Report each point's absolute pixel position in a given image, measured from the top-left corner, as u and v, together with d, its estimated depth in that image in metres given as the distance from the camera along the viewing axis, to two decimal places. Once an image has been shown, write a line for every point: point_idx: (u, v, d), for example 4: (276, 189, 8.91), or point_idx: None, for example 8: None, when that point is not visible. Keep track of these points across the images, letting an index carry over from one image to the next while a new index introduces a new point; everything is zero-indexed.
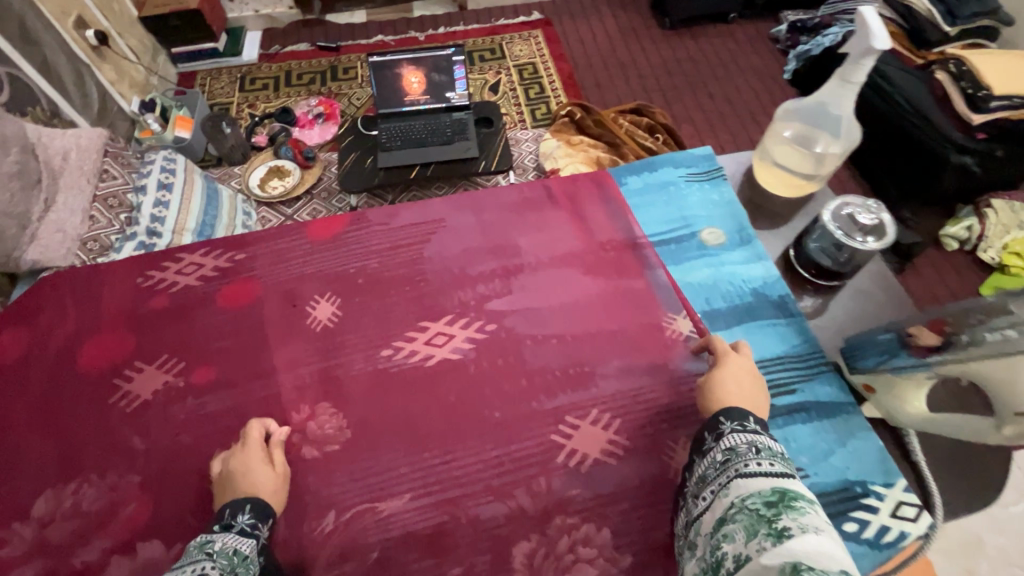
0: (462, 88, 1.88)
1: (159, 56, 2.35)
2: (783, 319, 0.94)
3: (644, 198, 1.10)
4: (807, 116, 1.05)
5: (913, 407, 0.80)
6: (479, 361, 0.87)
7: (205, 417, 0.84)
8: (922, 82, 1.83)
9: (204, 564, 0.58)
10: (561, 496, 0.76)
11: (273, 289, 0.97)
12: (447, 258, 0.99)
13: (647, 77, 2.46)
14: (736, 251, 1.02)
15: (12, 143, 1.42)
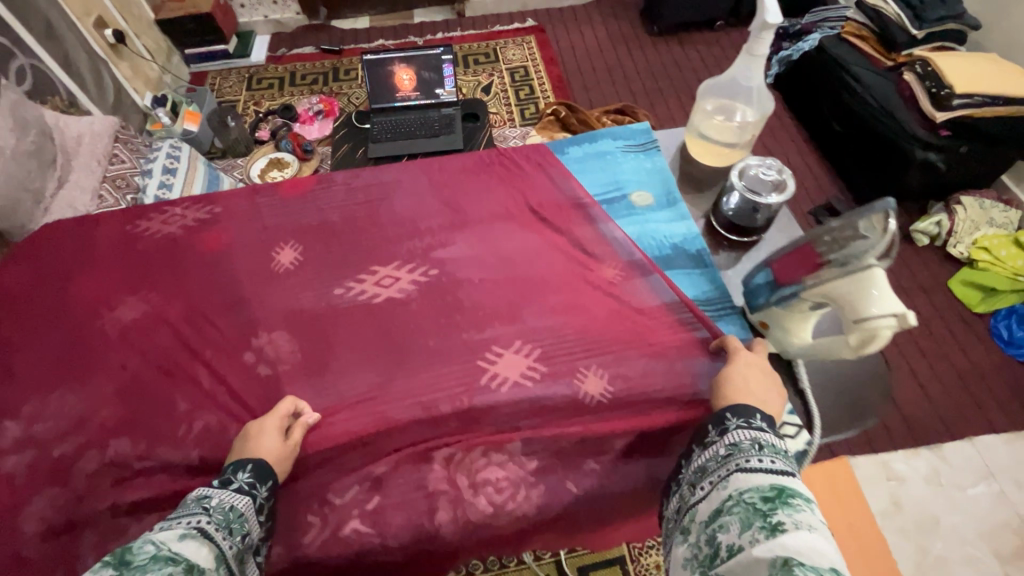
0: (451, 86, 2.00)
1: (173, 57, 2.51)
2: (697, 269, 0.98)
3: (580, 166, 1.14)
4: (726, 89, 1.07)
5: (797, 339, 0.82)
6: (419, 299, 0.94)
7: (171, 343, 0.92)
8: (891, 82, 1.91)
9: (199, 518, 0.62)
10: (480, 411, 0.83)
11: (239, 234, 1.05)
12: (403, 214, 1.07)
13: (633, 80, 2.56)
14: (661, 212, 1.05)
15: (32, 125, 1.55)
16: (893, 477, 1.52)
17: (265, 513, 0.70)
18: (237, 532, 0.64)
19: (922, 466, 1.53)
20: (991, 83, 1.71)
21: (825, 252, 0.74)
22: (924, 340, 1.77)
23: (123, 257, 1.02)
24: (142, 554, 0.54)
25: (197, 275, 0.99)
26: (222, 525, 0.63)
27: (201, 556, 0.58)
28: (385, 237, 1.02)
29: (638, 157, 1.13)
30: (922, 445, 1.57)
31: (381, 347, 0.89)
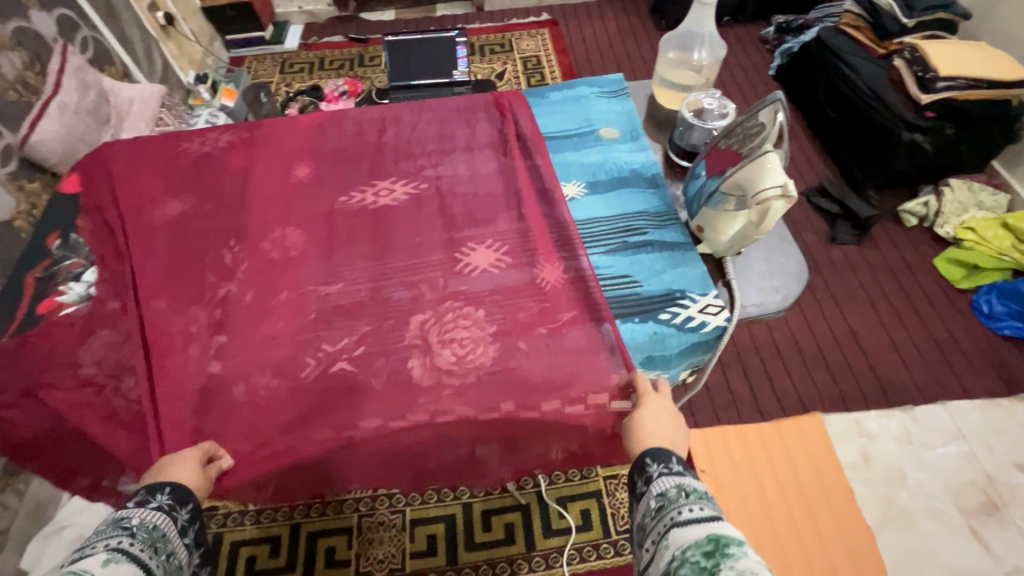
0: (464, 66, 2.16)
1: (214, 42, 2.74)
2: (650, 188, 0.96)
3: (553, 108, 1.10)
4: (681, 41, 1.16)
5: (728, 232, 0.84)
6: (407, 198, 0.97)
7: (160, 224, 0.95)
8: (882, 69, 1.99)
9: (122, 540, 0.59)
10: (453, 288, 0.85)
11: (237, 137, 1.08)
12: (399, 128, 1.10)
13: (640, 71, 2.69)
14: (627, 143, 1.02)
15: (92, 88, 1.77)
16: (864, 433, 1.59)
17: (187, 534, 0.67)
18: (162, 551, 0.62)
19: (893, 426, 1.60)
20: (975, 67, 1.80)
21: (738, 145, 0.82)
22: (909, 314, 1.82)
23: (131, 144, 1.06)
24: None
25: (205, 165, 1.03)
26: (147, 545, 0.60)
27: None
28: (383, 144, 1.06)
29: (608, 99, 1.10)
30: (896, 407, 1.64)
31: (365, 234, 0.92)
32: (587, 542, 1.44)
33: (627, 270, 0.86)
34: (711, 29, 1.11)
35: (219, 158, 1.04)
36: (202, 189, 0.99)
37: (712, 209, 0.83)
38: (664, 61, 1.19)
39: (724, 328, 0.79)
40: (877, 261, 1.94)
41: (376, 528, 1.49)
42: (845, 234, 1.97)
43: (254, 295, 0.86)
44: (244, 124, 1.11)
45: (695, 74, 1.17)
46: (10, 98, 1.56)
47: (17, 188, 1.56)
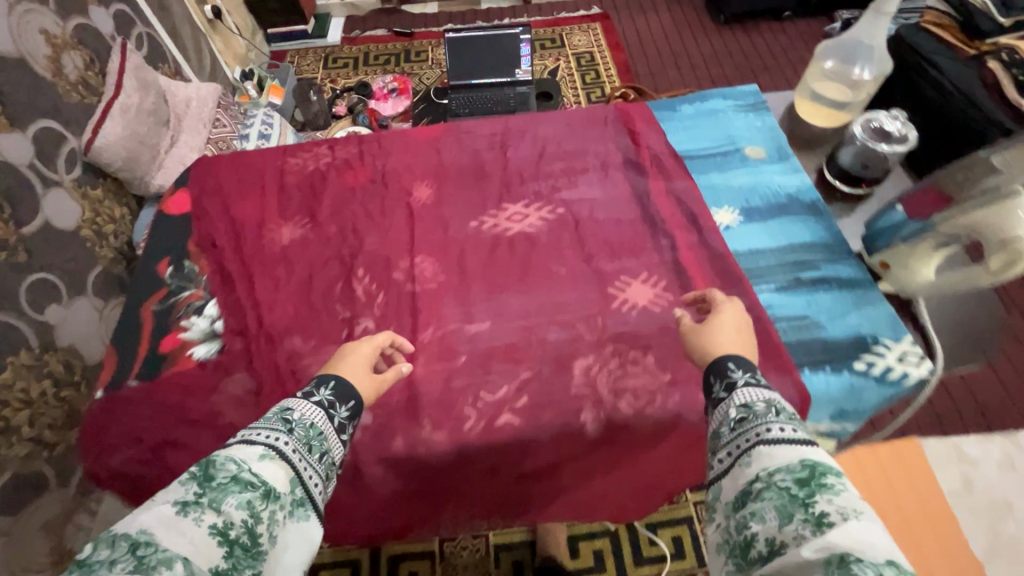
0: (527, 65, 2.06)
1: (256, 35, 2.65)
2: (813, 216, 1.08)
3: (694, 123, 1.26)
4: (843, 53, 1.29)
5: (922, 272, 1.00)
6: (547, 234, 1.09)
7: (327, 261, 1.09)
8: (972, 70, 1.89)
9: (279, 437, 0.68)
10: (614, 330, 0.96)
11: (382, 172, 1.22)
12: (524, 161, 1.21)
13: (699, 67, 2.58)
14: (775, 164, 1.16)
15: (151, 88, 1.69)
16: (966, 460, 1.53)
17: (341, 428, 0.77)
18: (315, 449, 0.71)
19: (994, 451, 1.54)
20: None
21: (953, 189, 0.96)
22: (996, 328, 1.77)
23: (301, 182, 1.22)
24: (223, 474, 0.61)
25: (320, 190, 1.20)
26: (301, 444, 0.70)
27: (278, 477, 0.65)
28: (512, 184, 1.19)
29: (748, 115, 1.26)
30: (998, 433, 1.57)
31: (515, 270, 1.05)
32: (682, 571, 1.38)
33: (813, 312, 0.97)
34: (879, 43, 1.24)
35: (330, 185, 1.21)
36: (318, 216, 1.16)
37: (908, 248, 1.00)
38: (822, 63, 1.31)
39: (928, 378, 0.87)
40: None
41: (459, 553, 1.43)
42: None
43: (433, 329, 0.99)
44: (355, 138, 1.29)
45: (848, 85, 1.29)
46: (73, 100, 1.48)
47: (82, 195, 1.49)
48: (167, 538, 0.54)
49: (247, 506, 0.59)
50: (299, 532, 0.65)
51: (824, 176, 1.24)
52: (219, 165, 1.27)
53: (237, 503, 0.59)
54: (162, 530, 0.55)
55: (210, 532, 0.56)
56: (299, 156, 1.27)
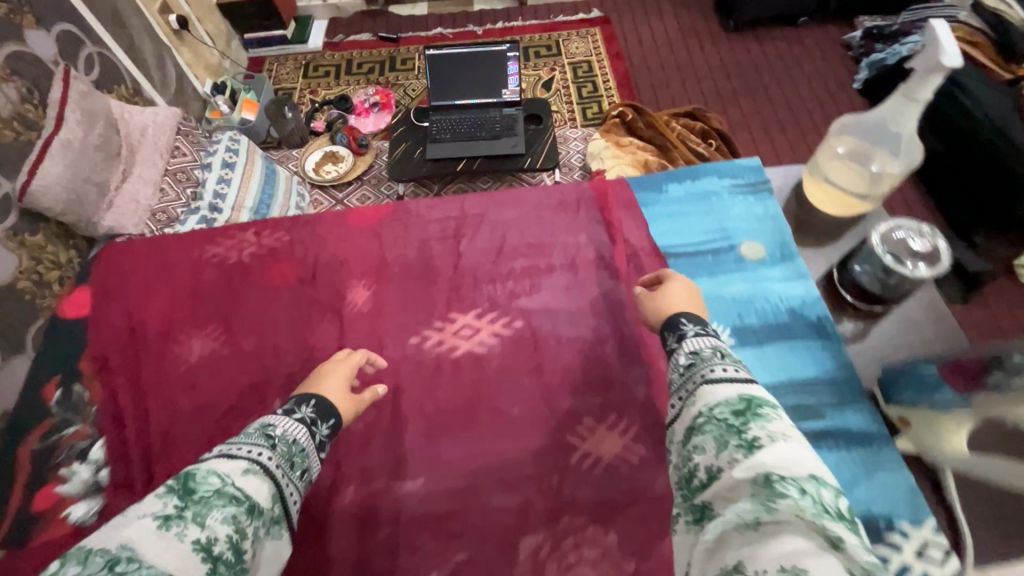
0: (515, 84, 1.88)
1: (232, 41, 2.49)
2: (817, 340, 1.04)
3: (685, 207, 1.23)
4: (863, 135, 1.14)
5: (952, 444, 0.91)
6: (498, 360, 1.04)
7: (229, 384, 1.05)
8: (1008, 96, 1.75)
9: (262, 454, 0.74)
10: (569, 499, 0.91)
11: (308, 273, 1.18)
12: (478, 261, 1.17)
13: (705, 80, 2.38)
14: (774, 268, 1.12)
15: (99, 116, 1.54)
16: None
17: (320, 444, 0.85)
18: (296, 466, 0.77)
19: None
20: None
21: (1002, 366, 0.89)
22: None
23: (218, 284, 1.18)
24: (205, 486, 0.64)
25: (235, 293, 1.16)
26: (284, 459, 0.75)
27: (261, 492, 0.68)
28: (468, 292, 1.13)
29: (748, 199, 1.22)
30: None
31: (466, 406, 1.00)
32: None
33: None
34: (911, 130, 1.07)
35: (246, 285, 1.17)
36: (232, 322, 1.12)
37: (938, 415, 0.93)
38: (841, 141, 1.17)
39: None
40: (987, 323, 1.70)
41: None
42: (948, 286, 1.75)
43: (376, 482, 0.95)
44: (285, 223, 1.25)
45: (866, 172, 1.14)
46: (6, 139, 1.36)
47: (18, 244, 1.37)
48: (153, 554, 0.55)
49: (233, 521, 0.63)
50: (271, 549, 0.69)
51: (835, 284, 1.17)
52: (136, 255, 1.23)
53: (221, 517, 0.62)
54: (144, 544, 0.56)
55: (193, 547, 0.58)
56: (217, 249, 1.23)
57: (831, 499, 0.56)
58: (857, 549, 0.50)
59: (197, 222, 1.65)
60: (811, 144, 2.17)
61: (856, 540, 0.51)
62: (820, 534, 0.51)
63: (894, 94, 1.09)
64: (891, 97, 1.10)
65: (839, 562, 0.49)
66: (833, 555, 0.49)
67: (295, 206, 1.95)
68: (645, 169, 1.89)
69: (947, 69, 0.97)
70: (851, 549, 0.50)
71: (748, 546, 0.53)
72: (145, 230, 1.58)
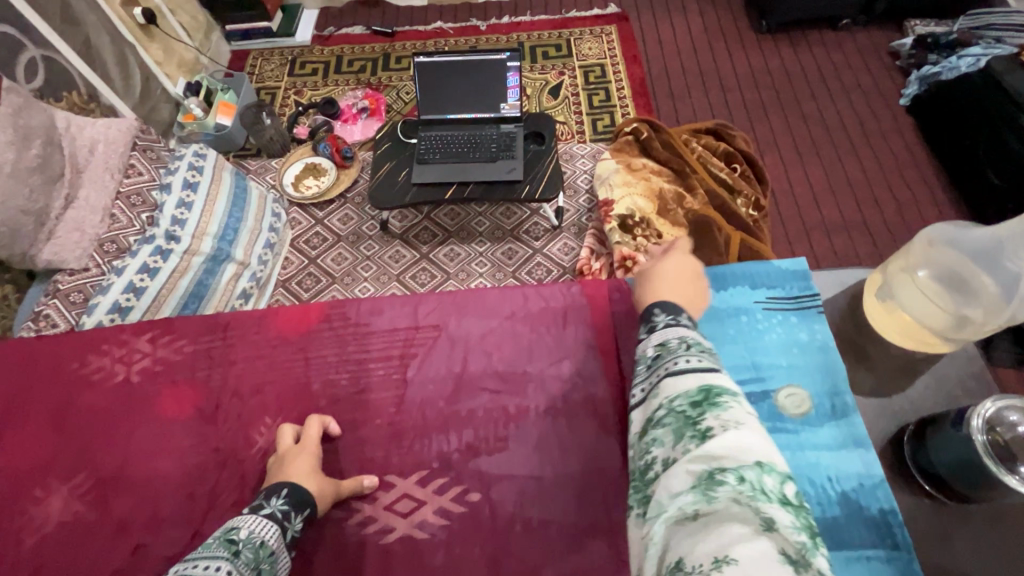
0: (515, 98, 1.66)
1: (212, 33, 2.28)
2: (882, 548, 0.74)
3: (708, 327, 0.95)
4: (958, 261, 0.86)
5: None
6: (445, 540, 0.81)
7: (93, 568, 0.81)
8: None
9: (223, 565, 0.65)
10: None
11: (215, 399, 0.94)
12: (432, 386, 0.93)
13: (731, 90, 2.13)
14: (821, 430, 0.84)
15: (37, 134, 1.34)
16: None
17: (292, 542, 0.75)
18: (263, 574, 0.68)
19: None
20: None
21: None
22: None
23: (100, 414, 0.94)
24: None
25: (119, 431, 0.92)
26: (247, 570, 0.66)
27: None
28: (413, 435, 0.89)
29: (788, 321, 0.94)
30: None
31: None
32: None
33: None
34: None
35: (134, 414, 0.94)
36: (106, 474, 0.89)
37: None
38: (927, 262, 0.89)
39: None
40: None
41: None
42: (1002, 351, 1.51)
43: None
44: (191, 328, 1.01)
45: (954, 309, 0.85)
46: None
47: None
48: None
49: None
50: None
51: (900, 452, 0.82)
52: (6, 366, 1.00)
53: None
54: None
55: None
56: (101, 359, 1.00)
57: (777, 486, 0.50)
58: (790, 530, 0.46)
59: (151, 254, 1.46)
60: (848, 170, 1.93)
61: (790, 520, 0.47)
62: (754, 517, 0.47)
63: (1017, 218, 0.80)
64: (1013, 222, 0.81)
65: (772, 547, 0.45)
66: (765, 539, 0.45)
67: (268, 227, 1.77)
68: (658, 200, 1.68)
69: None
70: (784, 530, 0.46)
71: (685, 538, 0.50)
72: (90, 263, 1.39)
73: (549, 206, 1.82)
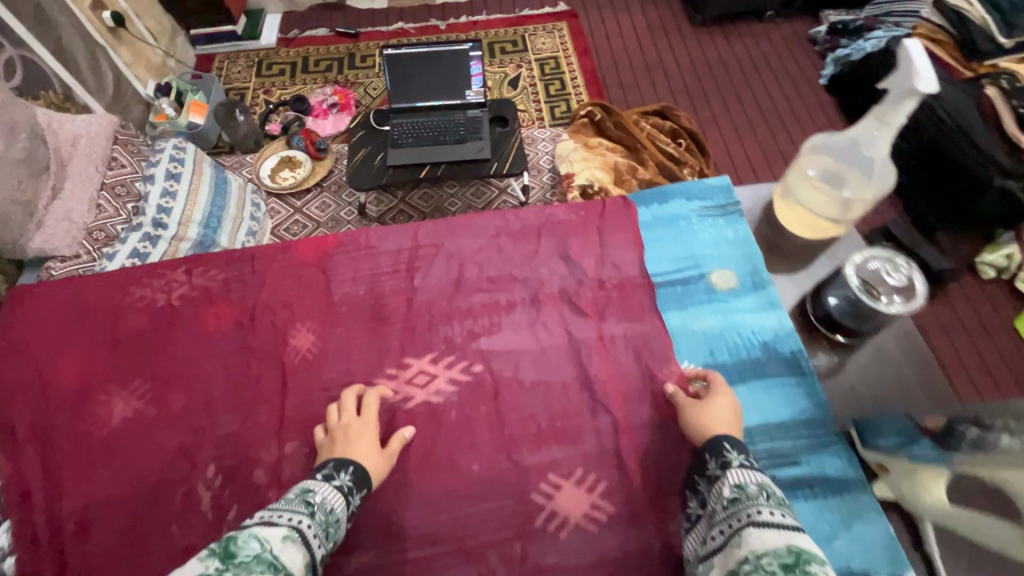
0: (479, 85, 1.82)
1: (177, 38, 2.33)
2: (793, 377, 1.01)
3: (654, 233, 1.19)
4: (834, 156, 1.08)
5: (931, 496, 0.77)
6: (457, 404, 0.99)
7: (160, 450, 0.98)
8: (970, 97, 1.71)
9: (302, 520, 0.72)
10: (538, 562, 0.87)
11: (250, 310, 1.12)
12: (434, 293, 1.11)
13: (673, 78, 2.35)
14: (746, 299, 1.09)
15: (21, 129, 1.39)
16: None
17: (351, 515, 0.82)
18: (330, 537, 0.74)
19: None
20: None
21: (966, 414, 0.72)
22: (990, 393, 1.62)
23: (148, 332, 1.10)
24: (246, 549, 0.62)
25: (164, 340, 1.09)
26: (321, 530, 0.73)
27: (295, 562, 0.65)
28: (419, 324, 1.08)
29: (718, 223, 1.18)
30: None
31: (421, 450, 0.95)
32: None
33: None
34: (884, 155, 1.01)
35: (181, 329, 1.10)
36: (159, 376, 1.05)
37: (919, 464, 0.79)
38: (813, 163, 1.11)
39: None
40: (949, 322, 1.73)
41: None
42: None
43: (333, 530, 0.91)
44: (221, 259, 1.19)
45: (837, 196, 1.07)
46: None
47: None
48: None
49: None
50: None
51: (808, 316, 1.09)
52: (51, 298, 1.15)
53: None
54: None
55: None
56: (143, 290, 1.16)
57: None
58: None
59: (139, 239, 1.53)
60: (780, 144, 2.16)
61: None
62: None
63: (868, 115, 1.03)
64: (866, 119, 1.03)
65: None
66: None
67: (250, 216, 1.83)
68: (614, 172, 1.85)
69: (922, 93, 0.90)
70: None
71: None
72: (81, 251, 1.47)
73: (516, 184, 1.98)
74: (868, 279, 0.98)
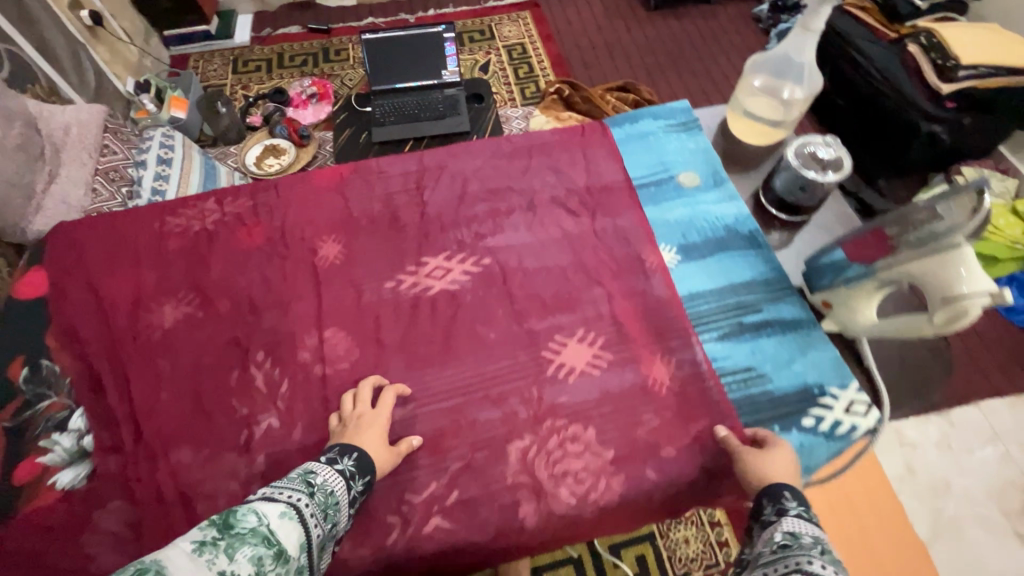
0: (454, 65, 1.92)
1: (150, 39, 2.37)
2: (752, 249, 1.27)
3: (629, 147, 1.44)
4: (772, 68, 1.38)
5: (865, 313, 1.12)
6: (470, 287, 1.24)
7: (224, 341, 1.20)
8: (895, 55, 1.92)
9: (299, 498, 0.79)
10: (553, 403, 1.10)
11: (280, 229, 1.34)
12: (442, 203, 1.37)
13: (632, 57, 2.52)
14: (709, 193, 1.35)
15: (16, 116, 1.44)
16: (907, 443, 1.58)
17: (353, 499, 0.90)
18: (329, 517, 0.82)
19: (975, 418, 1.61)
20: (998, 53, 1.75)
21: (893, 236, 1.03)
22: None
23: (191, 253, 1.31)
24: (244, 522, 0.69)
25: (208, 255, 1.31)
26: (317, 510, 0.80)
27: (291, 536, 0.72)
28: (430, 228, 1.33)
29: (681, 136, 1.45)
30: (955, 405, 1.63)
31: (440, 327, 1.19)
32: None
33: (762, 363, 1.14)
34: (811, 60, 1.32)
35: (219, 246, 1.32)
36: (202, 286, 1.27)
37: (849, 288, 1.12)
38: (756, 77, 1.41)
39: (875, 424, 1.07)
40: None
41: None
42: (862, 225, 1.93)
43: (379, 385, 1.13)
44: (247, 191, 1.40)
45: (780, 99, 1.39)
46: None
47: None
48: None
49: (257, 561, 0.66)
50: None
51: (761, 202, 1.38)
52: (99, 233, 1.34)
53: (250, 554, 0.66)
54: (176, 563, 0.61)
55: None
56: (180, 220, 1.37)
57: None
58: None
59: None
60: None
61: None
62: None
63: (795, 28, 1.31)
64: (793, 31, 1.32)
65: None
66: None
67: None
68: None
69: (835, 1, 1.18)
70: None
71: None
72: None
73: None
74: (804, 160, 1.23)
